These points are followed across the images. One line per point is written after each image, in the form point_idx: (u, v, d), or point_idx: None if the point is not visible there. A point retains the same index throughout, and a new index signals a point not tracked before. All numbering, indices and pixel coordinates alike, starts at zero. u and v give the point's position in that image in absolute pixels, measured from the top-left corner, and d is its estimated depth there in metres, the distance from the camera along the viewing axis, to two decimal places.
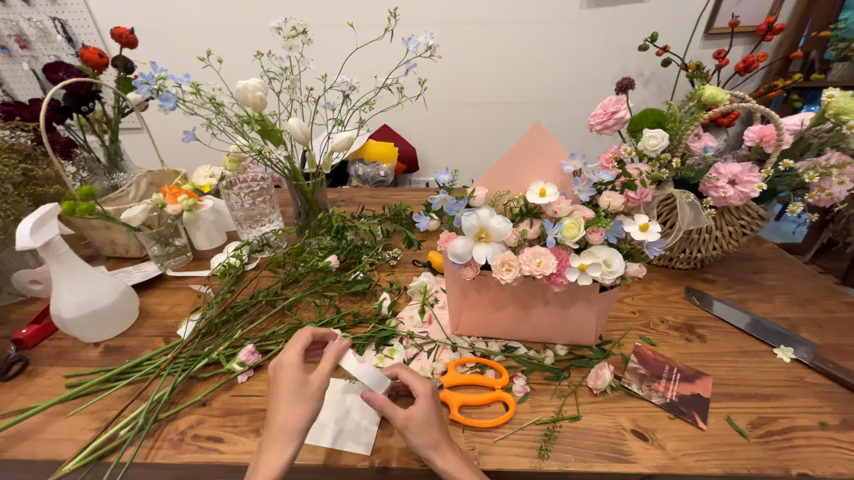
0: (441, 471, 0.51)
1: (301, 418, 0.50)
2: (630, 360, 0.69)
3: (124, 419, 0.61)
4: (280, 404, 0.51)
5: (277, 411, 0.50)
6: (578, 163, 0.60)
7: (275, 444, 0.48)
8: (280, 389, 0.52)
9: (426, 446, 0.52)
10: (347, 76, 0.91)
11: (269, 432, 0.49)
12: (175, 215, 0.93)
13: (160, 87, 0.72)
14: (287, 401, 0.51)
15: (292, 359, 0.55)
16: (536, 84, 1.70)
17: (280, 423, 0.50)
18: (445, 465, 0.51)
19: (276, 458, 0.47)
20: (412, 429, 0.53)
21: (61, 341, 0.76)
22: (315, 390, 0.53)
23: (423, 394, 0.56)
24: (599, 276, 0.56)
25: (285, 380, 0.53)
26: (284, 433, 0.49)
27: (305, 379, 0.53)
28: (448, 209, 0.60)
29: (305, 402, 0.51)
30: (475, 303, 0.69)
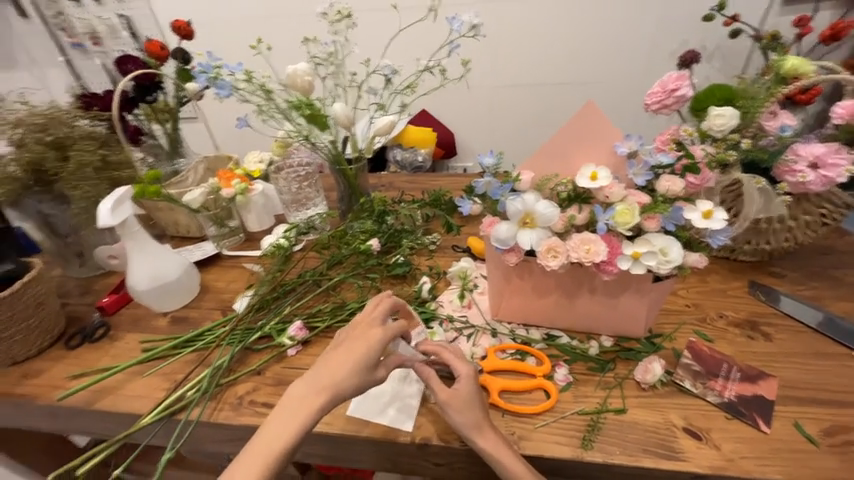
0: (482, 450, 0.52)
1: (351, 386, 0.52)
2: (683, 356, 0.65)
3: (191, 382, 0.68)
4: (344, 362, 0.53)
5: (337, 368, 0.52)
6: (633, 144, 0.57)
7: (322, 391, 0.51)
8: (353, 354, 0.53)
9: (466, 426, 0.53)
10: (389, 60, 0.91)
11: (323, 379, 0.51)
12: (229, 199, 1.00)
13: (217, 76, 0.76)
14: (350, 366, 0.52)
15: (374, 330, 0.56)
16: (585, 63, 1.60)
17: (335, 379, 0.51)
18: (484, 444, 0.52)
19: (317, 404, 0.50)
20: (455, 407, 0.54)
21: (135, 310, 0.84)
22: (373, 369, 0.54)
23: (466, 375, 0.56)
24: (654, 266, 0.53)
25: (355, 350, 0.54)
26: (333, 389, 0.51)
27: (374, 354, 0.54)
28: (492, 193, 0.59)
29: (362, 375, 0.53)
30: (519, 290, 0.68)
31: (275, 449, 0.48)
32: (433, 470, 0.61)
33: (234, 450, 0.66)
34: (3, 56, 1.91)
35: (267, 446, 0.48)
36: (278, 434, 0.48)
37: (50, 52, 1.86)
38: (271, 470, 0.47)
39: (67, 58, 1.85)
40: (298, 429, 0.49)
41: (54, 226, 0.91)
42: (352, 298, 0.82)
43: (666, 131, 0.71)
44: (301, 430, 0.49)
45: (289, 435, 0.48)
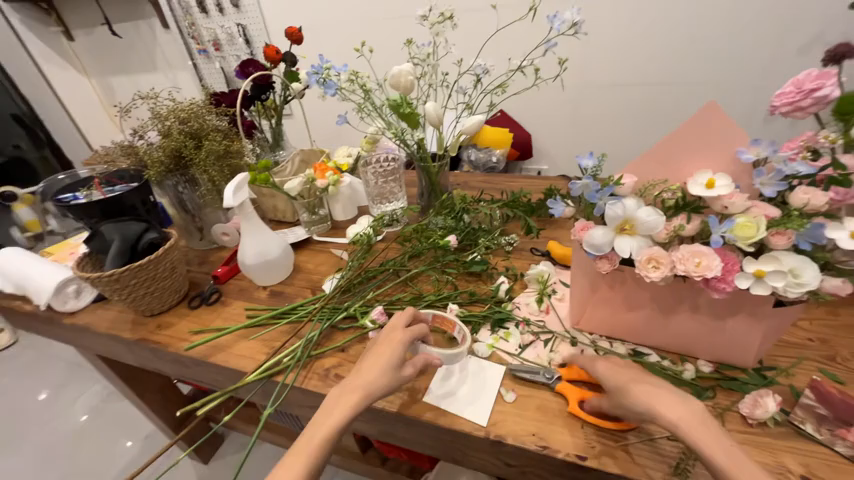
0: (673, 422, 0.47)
1: (381, 385, 0.56)
2: (805, 396, 0.56)
3: (286, 350, 0.76)
4: (376, 364, 0.58)
5: (370, 370, 0.57)
6: (762, 150, 0.50)
7: (357, 389, 0.55)
8: (381, 356, 0.59)
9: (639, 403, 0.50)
10: (482, 60, 0.91)
11: (356, 380, 0.56)
12: (322, 189, 1.09)
13: (326, 76, 0.84)
14: (381, 367, 0.57)
15: (400, 336, 0.61)
16: (688, 61, 1.46)
17: (368, 379, 0.56)
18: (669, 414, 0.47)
19: (351, 404, 0.54)
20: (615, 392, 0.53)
21: (241, 281, 0.97)
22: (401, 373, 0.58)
23: (612, 366, 0.56)
24: (781, 288, 0.47)
25: (385, 352, 0.59)
26: (366, 390, 0.55)
27: (400, 356, 0.59)
28: (589, 196, 0.56)
29: (391, 376, 0.57)
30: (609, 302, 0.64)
31: (318, 442, 0.52)
32: (503, 469, 0.61)
33: None
34: (149, 61, 2.30)
35: (314, 439, 0.52)
36: (320, 428, 0.53)
37: (182, 57, 2.19)
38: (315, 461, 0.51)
39: (194, 62, 2.17)
40: (336, 423, 0.53)
41: (185, 204, 1.07)
42: (429, 290, 0.85)
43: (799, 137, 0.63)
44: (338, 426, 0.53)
45: (330, 428, 0.53)
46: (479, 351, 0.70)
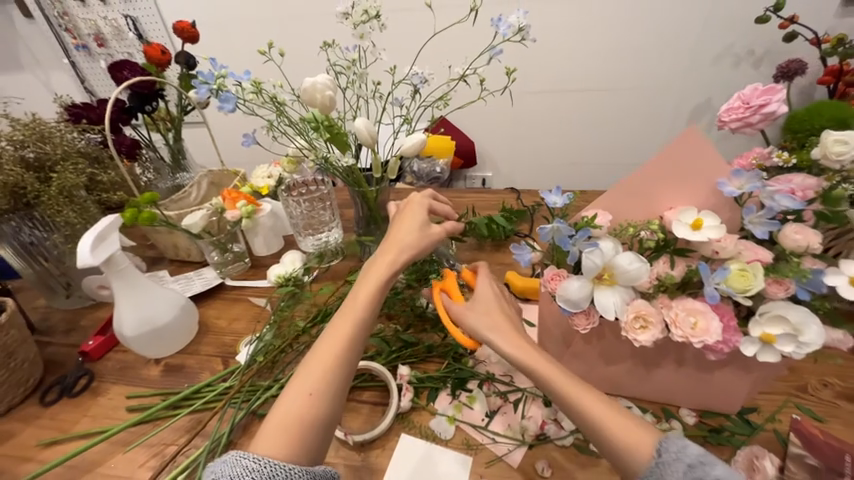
0: (512, 355, 0.47)
1: (412, 245, 0.57)
2: (791, 444, 0.52)
3: (185, 459, 0.56)
4: (400, 229, 0.59)
5: (397, 233, 0.58)
6: (746, 184, 0.43)
7: (389, 254, 0.56)
8: (403, 220, 0.60)
9: (485, 329, 0.50)
10: (419, 67, 0.78)
11: (384, 248, 0.57)
12: (234, 222, 0.88)
13: (220, 86, 0.65)
14: (406, 231, 0.58)
15: (416, 208, 0.62)
16: (621, 68, 1.48)
17: (380, 267, 0.55)
18: (510, 348, 0.47)
19: (381, 273, 0.54)
20: (480, 312, 0.52)
21: (123, 354, 0.73)
22: (431, 231, 0.59)
23: (496, 293, 0.54)
24: (790, 352, 0.40)
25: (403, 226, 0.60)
26: (389, 260, 0.55)
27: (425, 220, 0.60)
28: (561, 241, 0.46)
29: (419, 233, 0.58)
30: (491, 304, 0.52)
31: (352, 322, 0.50)
32: None
33: None
34: (7, 58, 1.82)
35: (344, 323, 0.50)
36: (356, 303, 0.52)
37: (55, 54, 1.77)
38: (358, 329, 0.50)
39: (72, 60, 1.76)
40: (373, 296, 0.52)
41: (36, 253, 0.80)
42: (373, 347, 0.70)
43: (754, 153, 0.65)
44: (378, 297, 0.53)
45: (361, 309, 0.51)
46: (438, 430, 0.57)
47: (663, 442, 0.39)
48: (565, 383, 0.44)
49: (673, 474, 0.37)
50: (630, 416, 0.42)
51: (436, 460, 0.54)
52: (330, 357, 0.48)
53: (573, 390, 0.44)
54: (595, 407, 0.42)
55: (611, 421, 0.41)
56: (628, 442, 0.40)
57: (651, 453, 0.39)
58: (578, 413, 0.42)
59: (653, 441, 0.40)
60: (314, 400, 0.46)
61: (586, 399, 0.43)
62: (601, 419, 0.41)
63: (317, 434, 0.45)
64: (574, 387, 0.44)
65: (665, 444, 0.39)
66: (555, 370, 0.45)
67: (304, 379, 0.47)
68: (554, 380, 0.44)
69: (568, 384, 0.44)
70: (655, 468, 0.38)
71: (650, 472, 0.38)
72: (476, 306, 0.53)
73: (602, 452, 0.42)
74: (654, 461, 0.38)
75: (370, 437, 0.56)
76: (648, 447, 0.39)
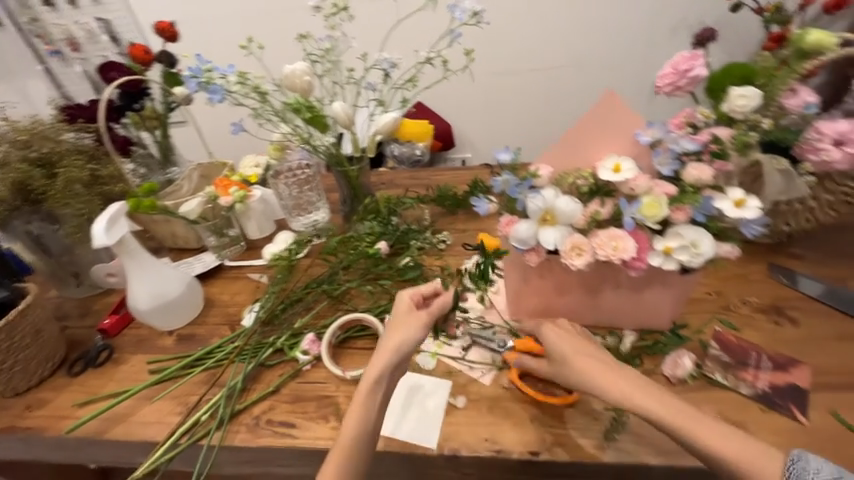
0: (614, 397, 0.49)
1: (398, 352, 0.55)
2: (710, 347, 0.63)
3: (205, 404, 0.65)
4: (388, 333, 0.57)
5: (398, 331, 0.57)
6: (656, 132, 0.54)
7: (373, 367, 0.55)
8: (402, 313, 0.59)
9: (574, 373, 0.53)
10: (388, 53, 0.86)
11: (383, 345, 0.56)
12: (228, 207, 0.95)
13: (208, 80, 0.72)
14: (406, 330, 0.57)
15: (403, 307, 0.59)
16: (585, 45, 1.57)
17: (366, 382, 0.54)
18: (605, 387, 0.50)
19: (364, 389, 0.53)
20: (558, 361, 0.55)
21: (138, 330, 0.81)
22: (420, 327, 0.57)
23: (559, 333, 0.57)
24: (686, 261, 0.51)
25: (406, 320, 0.58)
26: (372, 374, 0.54)
27: (413, 315, 0.59)
28: (510, 191, 0.56)
29: (408, 332, 0.57)
30: (565, 345, 0.55)
31: (345, 444, 0.50)
32: None
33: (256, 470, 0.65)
34: None
35: (341, 443, 0.51)
36: (347, 421, 0.52)
37: None
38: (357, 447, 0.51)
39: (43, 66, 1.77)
40: (364, 416, 0.52)
41: (46, 247, 0.87)
42: (363, 304, 0.79)
43: (681, 114, 0.68)
44: (363, 416, 0.52)
45: (349, 434, 0.51)
46: (423, 363, 0.67)
47: (790, 463, 0.43)
48: (673, 417, 0.47)
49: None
50: (747, 440, 0.45)
51: (416, 396, 0.63)
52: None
53: (680, 419, 0.47)
54: (717, 439, 0.45)
55: (740, 455, 0.44)
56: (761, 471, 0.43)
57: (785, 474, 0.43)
58: (691, 444, 0.45)
59: (781, 462, 0.43)
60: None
61: (700, 429, 0.46)
62: (722, 448, 0.44)
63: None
64: (686, 421, 0.47)
65: (797, 463, 0.43)
66: (656, 402, 0.48)
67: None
68: (663, 418, 0.47)
69: (674, 416, 0.47)
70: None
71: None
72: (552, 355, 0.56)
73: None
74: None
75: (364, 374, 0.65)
76: (778, 468, 0.43)
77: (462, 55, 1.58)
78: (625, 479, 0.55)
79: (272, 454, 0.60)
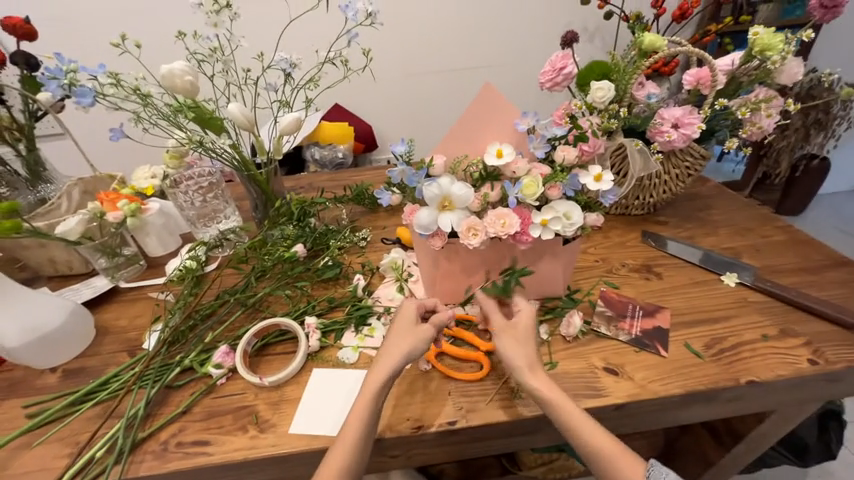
0: (544, 392, 0.55)
1: (407, 356, 0.57)
2: (597, 304, 0.73)
3: (100, 440, 0.59)
4: (391, 340, 0.59)
5: (399, 343, 0.58)
6: (530, 121, 0.60)
7: (381, 371, 0.56)
8: (402, 325, 0.61)
9: (523, 363, 0.58)
10: (285, 53, 0.84)
11: (383, 359, 0.57)
12: (117, 223, 0.84)
13: (72, 81, 0.65)
14: (406, 340, 0.59)
15: (407, 316, 0.62)
16: (487, 47, 1.73)
17: (373, 383, 0.55)
18: (540, 384, 0.56)
19: (373, 391, 0.55)
20: (518, 343, 0.59)
21: (10, 372, 0.70)
22: (426, 334, 0.59)
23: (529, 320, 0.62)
24: (561, 230, 0.59)
25: (402, 331, 0.60)
26: (381, 377, 0.56)
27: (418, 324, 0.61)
28: (408, 180, 0.60)
29: (415, 339, 0.59)
30: (528, 335, 0.60)
31: (352, 439, 0.52)
32: (391, 464, 0.62)
33: None
34: None
35: (347, 438, 0.52)
36: (354, 419, 0.53)
37: None
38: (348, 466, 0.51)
39: None
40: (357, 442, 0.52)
41: None
42: (283, 310, 0.77)
43: (561, 107, 0.76)
44: (371, 415, 0.54)
45: (357, 430, 0.53)
46: (345, 357, 0.67)
47: (650, 469, 0.53)
48: (581, 418, 0.54)
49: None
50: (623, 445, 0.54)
51: (338, 394, 0.63)
52: (333, 473, 0.51)
53: (581, 423, 0.54)
54: (604, 443, 0.53)
55: (615, 453, 0.53)
56: (625, 472, 0.53)
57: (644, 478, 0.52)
58: (583, 442, 0.53)
59: (644, 468, 0.53)
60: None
61: (594, 431, 0.53)
62: (603, 447, 0.53)
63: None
64: (588, 422, 0.54)
65: (652, 471, 0.52)
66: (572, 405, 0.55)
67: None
68: (571, 420, 0.54)
69: (582, 418, 0.54)
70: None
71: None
72: (517, 335, 0.60)
73: (604, 474, 0.54)
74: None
75: (285, 377, 0.64)
76: (641, 473, 0.52)
77: (360, 55, 1.63)
78: (534, 431, 0.62)
79: (185, 477, 0.56)
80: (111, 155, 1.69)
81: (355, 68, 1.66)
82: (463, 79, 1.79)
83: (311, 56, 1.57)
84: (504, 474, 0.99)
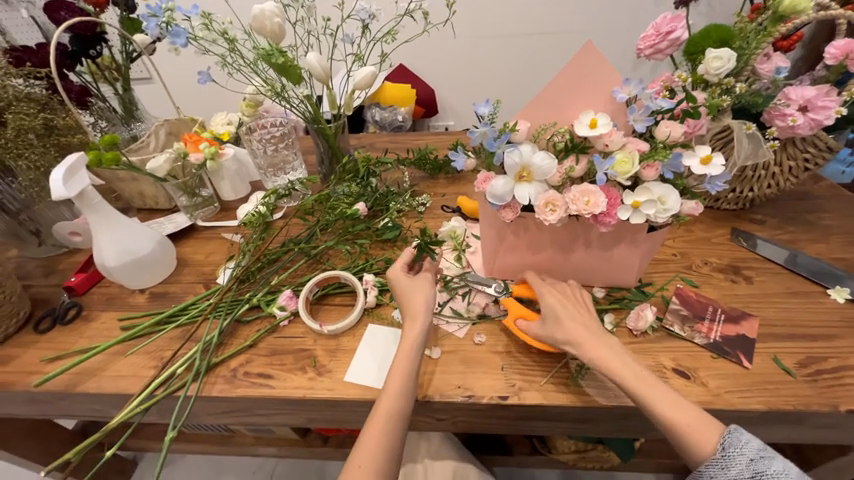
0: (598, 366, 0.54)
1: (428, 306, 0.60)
2: (672, 302, 0.67)
3: (180, 358, 0.65)
4: (407, 303, 0.61)
5: (411, 302, 0.61)
6: (632, 89, 0.53)
7: (411, 327, 0.58)
8: (402, 289, 0.62)
9: (564, 340, 0.56)
10: (366, 2, 0.80)
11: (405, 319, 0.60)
12: (198, 165, 0.89)
13: (169, 20, 0.67)
14: (418, 296, 0.61)
15: (401, 282, 0.63)
16: (573, 9, 1.57)
17: (409, 340, 0.57)
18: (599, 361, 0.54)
19: (411, 347, 0.57)
20: (552, 322, 0.58)
21: (109, 288, 0.79)
22: (427, 285, 0.62)
23: (559, 298, 0.60)
24: (653, 215, 0.53)
25: (407, 292, 0.62)
26: (413, 333, 0.58)
27: (418, 281, 0.63)
28: (487, 145, 0.56)
29: (425, 295, 0.61)
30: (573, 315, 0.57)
31: (399, 387, 0.54)
32: (436, 425, 0.63)
33: (233, 420, 0.66)
34: None
35: (393, 386, 0.54)
36: (399, 368, 0.55)
37: None
38: (399, 409, 0.53)
39: None
40: (400, 388, 0.54)
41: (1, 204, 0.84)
42: (342, 265, 0.79)
43: (660, 77, 0.65)
44: (412, 367, 0.56)
45: (401, 380, 0.54)
46: (399, 317, 0.68)
47: (727, 438, 0.48)
48: (648, 393, 0.51)
49: (737, 464, 0.46)
50: (691, 409, 0.50)
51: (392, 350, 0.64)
52: (386, 413, 0.53)
53: (649, 396, 0.51)
54: (677, 419, 0.49)
55: (677, 419, 0.49)
56: (708, 451, 0.48)
57: (716, 447, 0.47)
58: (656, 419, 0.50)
59: (719, 436, 0.48)
60: (384, 438, 0.51)
61: (666, 406, 0.50)
62: (678, 423, 0.49)
63: (396, 446, 0.52)
64: (655, 396, 0.51)
65: (729, 438, 0.48)
66: (625, 369, 0.53)
67: (375, 420, 0.53)
68: (644, 396, 0.51)
69: (649, 392, 0.51)
70: (721, 460, 0.47)
71: (716, 463, 0.47)
72: (547, 316, 0.59)
73: (684, 454, 0.50)
74: (718, 453, 0.47)
75: (341, 328, 0.66)
76: (712, 443, 0.48)
77: (444, 7, 1.55)
78: (585, 420, 0.60)
79: (250, 403, 0.62)
80: (192, 100, 1.80)
81: (436, 22, 1.59)
82: (540, 43, 1.65)
83: (389, 8, 1.52)
84: (533, 453, 0.99)
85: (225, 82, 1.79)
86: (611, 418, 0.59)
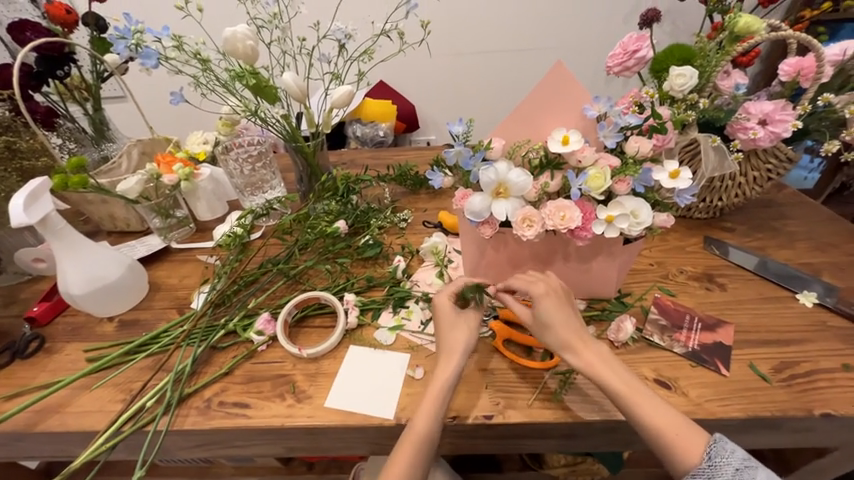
0: (581, 367, 0.54)
1: (469, 344, 0.58)
2: (650, 312, 0.68)
3: (151, 390, 0.62)
4: (447, 336, 0.59)
5: (455, 336, 0.58)
6: (602, 106, 0.55)
7: (448, 363, 0.57)
8: (444, 320, 0.60)
9: (557, 344, 0.56)
10: (342, 23, 0.80)
11: (443, 353, 0.58)
12: (172, 186, 0.87)
13: (138, 43, 0.66)
14: (460, 332, 0.59)
15: (446, 312, 0.60)
16: (545, 26, 1.62)
17: (444, 376, 0.55)
18: (580, 361, 0.54)
19: (446, 384, 0.55)
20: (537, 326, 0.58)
21: (74, 317, 0.75)
22: (473, 323, 0.60)
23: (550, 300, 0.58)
24: (626, 228, 0.54)
25: (450, 326, 0.59)
26: (451, 370, 0.56)
27: (463, 315, 0.60)
28: (463, 163, 0.57)
29: (466, 333, 0.59)
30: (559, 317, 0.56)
31: (429, 419, 0.53)
32: None
33: (208, 453, 0.63)
34: None
35: (424, 416, 0.53)
36: (430, 402, 0.54)
37: None
38: (426, 439, 0.52)
39: None
40: (429, 418, 0.53)
41: None
42: (322, 284, 0.78)
43: (629, 93, 0.68)
44: (445, 403, 0.54)
45: (433, 413, 0.53)
46: (381, 339, 0.67)
47: (713, 447, 0.48)
48: (628, 396, 0.51)
49: (723, 473, 0.47)
50: (670, 413, 0.51)
51: (373, 373, 0.63)
52: (415, 442, 0.52)
53: (631, 398, 0.51)
54: (656, 420, 0.50)
55: (656, 422, 0.50)
56: (687, 456, 0.48)
57: (703, 457, 0.48)
58: (634, 420, 0.51)
59: (705, 446, 0.48)
60: (409, 464, 0.51)
61: (646, 408, 0.51)
62: (658, 426, 0.50)
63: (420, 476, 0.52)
64: (636, 397, 0.51)
65: (715, 447, 0.48)
66: (609, 372, 0.53)
67: (403, 450, 0.51)
68: (626, 399, 0.51)
69: (630, 393, 0.52)
70: (707, 470, 0.47)
71: (702, 471, 0.47)
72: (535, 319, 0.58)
73: (663, 457, 0.50)
74: (704, 463, 0.47)
75: (322, 351, 0.64)
76: (698, 452, 0.48)
77: (418, 27, 1.59)
78: (572, 436, 0.59)
79: (225, 435, 0.59)
80: (168, 118, 1.76)
81: (412, 41, 1.62)
82: (516, 60, 1.70)
83: (367, 26, 1.55)
84: (524, 469, 0.98)
85: (201, 101, 1.77)
86: (596, 433, 0.59)
